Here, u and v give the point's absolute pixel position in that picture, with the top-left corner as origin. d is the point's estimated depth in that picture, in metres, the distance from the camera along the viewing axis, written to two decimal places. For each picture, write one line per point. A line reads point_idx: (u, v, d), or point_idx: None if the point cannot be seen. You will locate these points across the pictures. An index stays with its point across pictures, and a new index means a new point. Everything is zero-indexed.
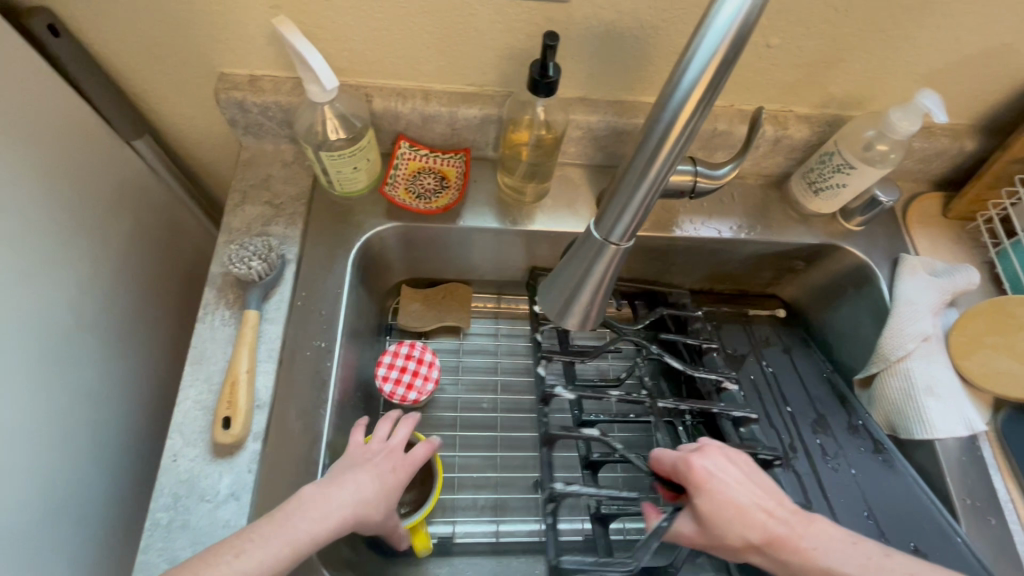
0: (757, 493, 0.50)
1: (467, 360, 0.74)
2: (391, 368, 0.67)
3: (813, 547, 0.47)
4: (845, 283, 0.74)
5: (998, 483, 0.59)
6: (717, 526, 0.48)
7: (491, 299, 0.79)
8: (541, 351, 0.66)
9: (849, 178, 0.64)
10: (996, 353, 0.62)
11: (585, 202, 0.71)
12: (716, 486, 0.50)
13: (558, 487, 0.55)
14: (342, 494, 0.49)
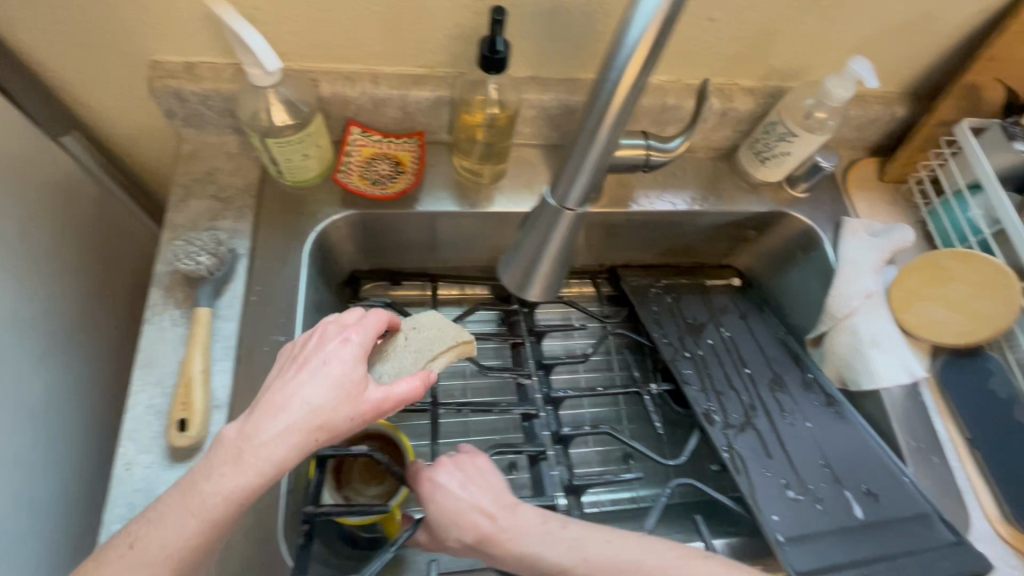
0: (478, 493, 0.49)
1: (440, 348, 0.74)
2: None
3: (512, 537, 0.46)
4: (794, 248, 0.78)
5: (938, 425, 0.63)
6: (439, 531, 0.48)
7: (455, 287, 0.78)
8: None
9: (792, 147, 0.67)
10: (933, 304, 0.66)
11: (542, 181, 0.72)
12: (438, 497, 0.49)
13: (308, 509, 0.53)
14: (291, 394, 0.42)
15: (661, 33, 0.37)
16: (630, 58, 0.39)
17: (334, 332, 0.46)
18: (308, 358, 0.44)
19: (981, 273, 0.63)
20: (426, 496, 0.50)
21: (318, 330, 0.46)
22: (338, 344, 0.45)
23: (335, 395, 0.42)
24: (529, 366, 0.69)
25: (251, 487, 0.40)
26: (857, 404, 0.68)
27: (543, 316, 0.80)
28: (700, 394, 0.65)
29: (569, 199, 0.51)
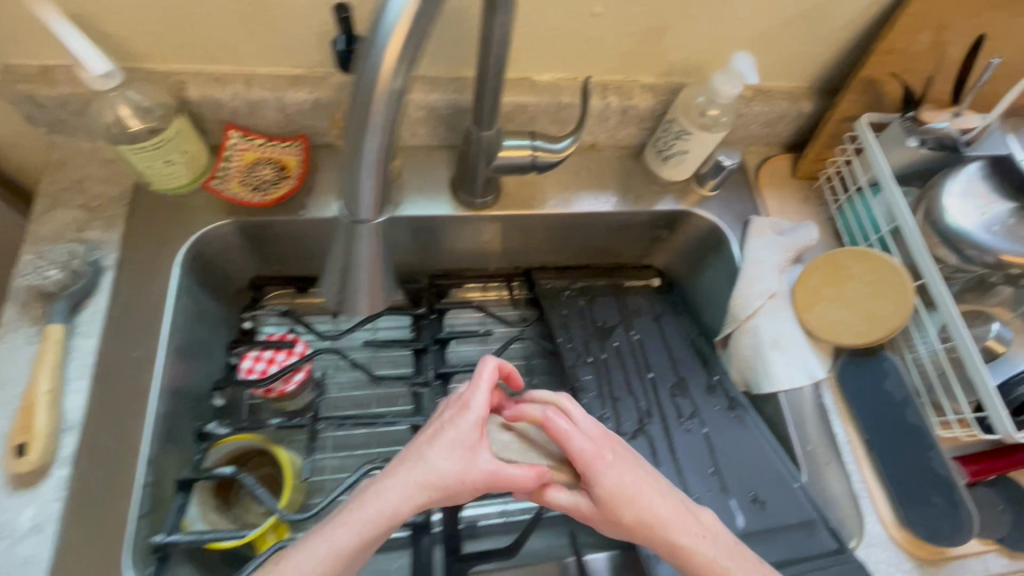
0: (594, 432, 0.49)
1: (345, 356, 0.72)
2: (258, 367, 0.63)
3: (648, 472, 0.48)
4: (706, 247, 0.76)
5: (837, 427, 0.63)
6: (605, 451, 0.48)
7: None
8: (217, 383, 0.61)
9: (688, 145, 0.65)
10: (833, 303, 0.64)
11: (440, 182, 0.69)
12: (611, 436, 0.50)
13: (155, 539, 0.49)
14: (427, 469, 0.43)
15: (412, 35, 0.35)
16: (381, 59, 0.36)
17: (448, 407, 0.48)
18: (425, 438, 0.46)
19: (878, 272, 0.62)
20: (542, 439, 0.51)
21: (450, 402, 0.49)
22: (461, 415, 0.46)
23: (466, 462, 0.44)
24: (426, 375, 0.67)
25: (372, 537, 0.42)
26: (759, 407, 0.67)
27: (454, 321, 0.78)
28: (594, 402, 0.64)
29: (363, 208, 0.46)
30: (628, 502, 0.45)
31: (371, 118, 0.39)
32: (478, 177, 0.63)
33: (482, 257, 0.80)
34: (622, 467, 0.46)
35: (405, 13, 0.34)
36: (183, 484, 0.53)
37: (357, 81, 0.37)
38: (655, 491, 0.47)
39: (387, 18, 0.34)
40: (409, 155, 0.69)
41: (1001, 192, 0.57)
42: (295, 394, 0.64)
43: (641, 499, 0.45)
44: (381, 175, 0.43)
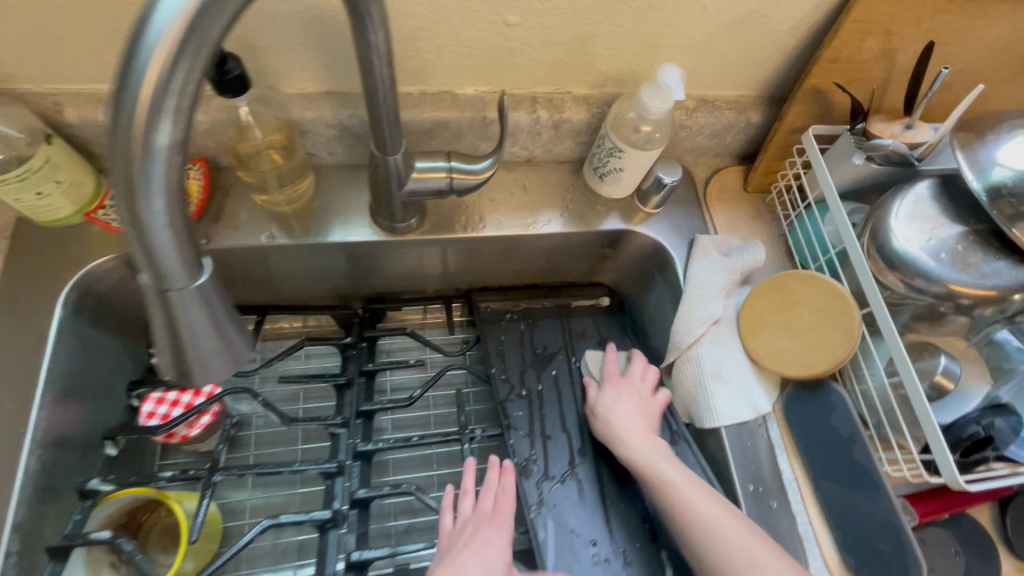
0: (634, 407, 0.61)
1: (268, 390, 0.68)
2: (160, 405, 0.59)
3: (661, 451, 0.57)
4: (654, 266, 0.71)
5: (783, 463, 0.58)
6: (615, 416, 0.60)
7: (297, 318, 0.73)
8: (107, 431, 0.56)
9: (623, 163, 0.61)
10: (778, 331, 0.60)
11: (360, 204, 0.64)
12: (611, 402, 0.62)
13: None
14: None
15: (187, 62, 0.27)
16: (144, 87, 0.26)
17: (476, 524, 0.51)
18: (461, 556, 0.48)
19: (825, 298, 0.57)
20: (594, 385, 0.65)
21: (472, 519, 0.51)
22: (490, 530, 0.50)
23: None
24: (346, 415, 0.62)
25: None
26: (701, 441, 0.63)
27: (388, 349, 0.74)
28: (522, 441, 0.61)
29: (169, 264, 0.30)
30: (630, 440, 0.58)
31: (140, 133, 0.27)
32: (394, 201, 0.58)
33: (419, 279, 0.74)
34: (637, 405, 0.61)
35: (171, 30, 0.26)
36: (54, 553, 0.49)
37: (113, 126, 0.27)
38: (653, 440, 0.59)
39: (145, 46, 0.26)
40: (327, 176, 0.65)
41: (950, 215, 0.52)
42: (200, 437, 0.61)
43: (651, 459, 0.57)
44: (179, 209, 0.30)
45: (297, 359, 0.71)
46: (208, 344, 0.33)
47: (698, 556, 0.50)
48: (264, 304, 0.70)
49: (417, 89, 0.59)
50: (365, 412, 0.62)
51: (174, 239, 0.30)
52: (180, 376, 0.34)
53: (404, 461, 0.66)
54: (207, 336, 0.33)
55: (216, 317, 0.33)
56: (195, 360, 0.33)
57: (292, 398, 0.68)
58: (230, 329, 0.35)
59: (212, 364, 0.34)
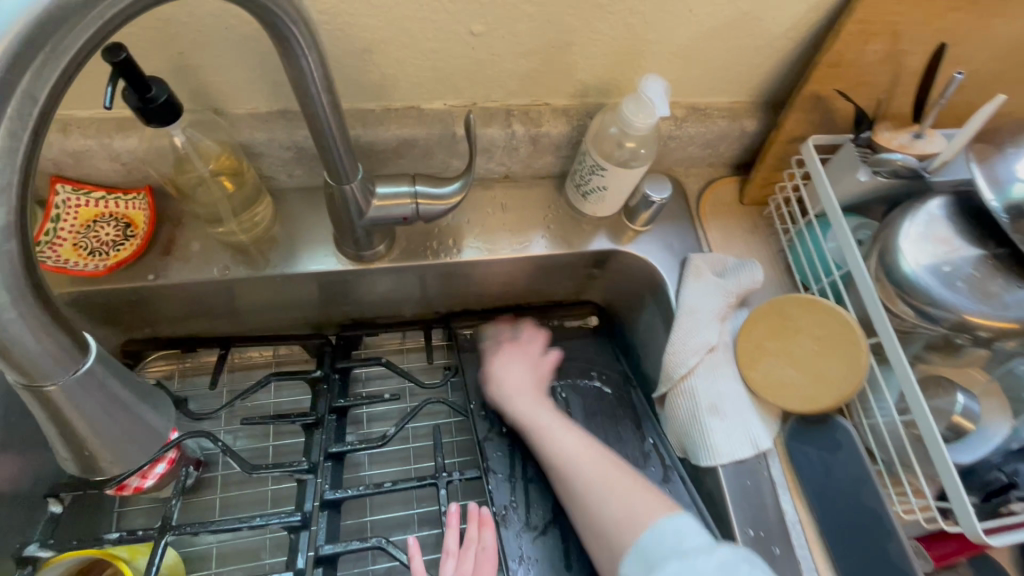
0: (527, 372, 0.64)
1: (234, 429, 0.63)
2: None
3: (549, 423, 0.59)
4: (644, 286, 0.66)
5: (786, 504, 0.54)
6: (505, 386, 0.62)
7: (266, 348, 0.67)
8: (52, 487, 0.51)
9: (605, 181, 0.56)
10: (778, 360, 0.55)
11: (324, 229, 0.59)
12: (509, 358, 0.65)
13: None
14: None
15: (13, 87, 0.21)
16: None
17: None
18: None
19: (828, 326, 0.53)
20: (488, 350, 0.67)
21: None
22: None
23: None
24: (313, 458, 0.57)
25: None
26: (697, 478, 0.58)
27: (365, 378, 0.68)
28: (502, 485, 0.58)
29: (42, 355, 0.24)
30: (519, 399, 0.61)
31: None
32: (356, 229, 0.54)
33: (395, 303, 0.68)
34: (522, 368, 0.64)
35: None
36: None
37: None
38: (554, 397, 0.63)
39: None
40: (287, 200, 0.60)
41: (965, 236, 0.47)
42: (157, 485, 0.55)
43: (535, 413, 0.60)
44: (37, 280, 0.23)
45: (266, 392, 0.65)
46: (116, 435, 0.28)
47: (573, 495, 0.54)
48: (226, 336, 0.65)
49: (379, 105, 0.55)
50: (334, 455, 0.57)
51: (44, 337, 0.23)
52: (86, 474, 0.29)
53: (383, 502, 0.61)
54: (111, 428, 0.27)
55: (118, 400, 0.27)
56: (100, 452, 0.28)
57: (261, 437, 0.63)
58: (139, 407, 0.29)
59: (123, 453, 0.29)
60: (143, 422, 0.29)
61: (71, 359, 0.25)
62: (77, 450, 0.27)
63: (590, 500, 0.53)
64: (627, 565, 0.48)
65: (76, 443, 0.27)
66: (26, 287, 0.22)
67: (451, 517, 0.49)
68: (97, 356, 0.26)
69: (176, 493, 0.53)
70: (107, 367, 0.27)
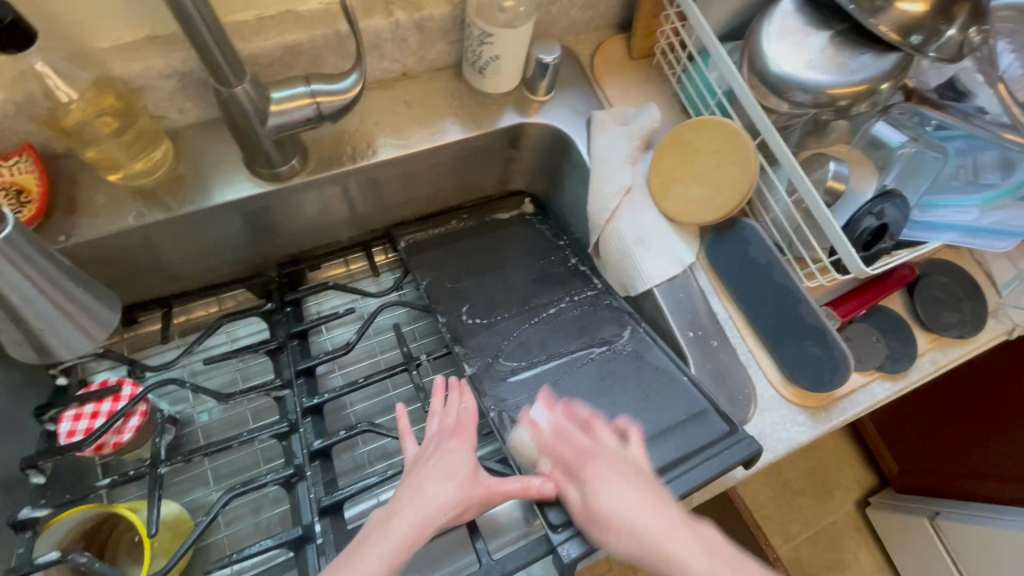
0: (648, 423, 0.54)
1: (202, 379, 0.64)
2: (80, 419, 0.54)
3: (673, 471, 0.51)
4: (560, 156, 0.70)
5: (716, 305, 0.61)
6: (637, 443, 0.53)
7: (212, 302, 0.67)
8: (26, 459, 0.50)
9: (496, 50, 0.58)
10: (686, 183, 0.61)
11: (233, 159, 0.58)
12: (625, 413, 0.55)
13: None
14: (425, 499, 0.46)
15: None
16: None
17: (440, 440, 0.50)
18: (427, 470, 0.48)
19: (719, 138, 0.58)
20: (547, 470, 0.50)
21: (435, 434, 0.51)
22: (453, 440, 0.50)
23: (465, 488, 0.47)
24: (286, 376, 0.59)
25: (420, 536, 0.44)
26: (641, 310, 0.64)
27: (318, 307, 0.69)
28: (470, 355, 0.61)
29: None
30: (668, 545, 0.42)
31: None
32: (263, 141, 0.53)
33: (329, 228, 0.69)
34: (631, 481, 0.46)
35: None
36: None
37: None
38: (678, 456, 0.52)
39: None
40: (187, 138, 0.58)
41: (817, 25, 0.53)
42: (137, 441, 0.55)
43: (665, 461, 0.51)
44: None
45: (223, 341, 0.66)
46: (57, 318, 0.39)
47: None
48: (169, 296, 0.64)
49: (254, 14, 0.54)
50: (304, 369, 0.60)
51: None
52: (40, 353, 0.40)
53: (365, 411, 0.63)
54: (51, 310, 0.39)
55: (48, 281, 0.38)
56: (44, 329, 0.39)
57: (230, 383, 0.64)
58: (77, 292, 0.40)
59: (64, 333, 0.40)
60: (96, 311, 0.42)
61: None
62: (25, 329, 0.38)
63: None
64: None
65: (21, 322, 0.38)
66: None
67: (437, 385, 0.54)
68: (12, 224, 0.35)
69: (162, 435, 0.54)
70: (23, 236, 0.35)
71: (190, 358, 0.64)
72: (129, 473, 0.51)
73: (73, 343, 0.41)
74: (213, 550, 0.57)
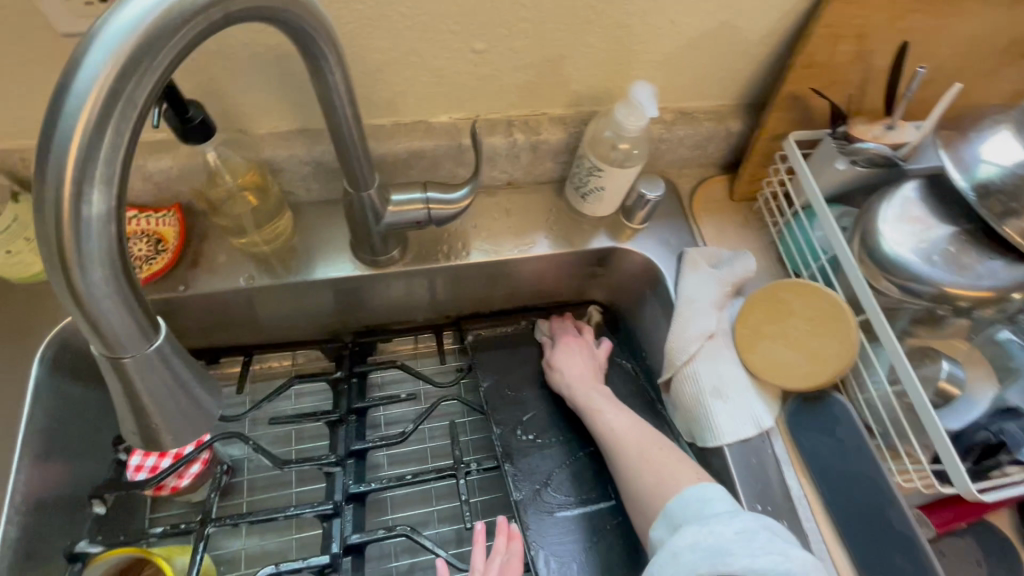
0: (579, 356, 0.67)
1: (259, 433, 0.65)
2: (149, 454, 0.56)
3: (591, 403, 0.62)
4: (645, 281, 0.70)
5: (791, 479, 0.56)
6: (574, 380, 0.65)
7: (287, 356, 0.70)
8: (96, 488, 0.54)
9: (603, 181, 0.60)
10: (775, 342, 0.58)
11: (341, 239, 0.63)
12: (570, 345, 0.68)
13: None
14: None
15: (127, 89, 0.25)
16: (76, 122, 0.25)
17: None
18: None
19: (818, 306, 0.56)
20: (547, 343, 0.70)
21: None
22: None
23: None
24: (338, 453, 0.60)
25: None
26: (703, 461, 0.61)
27: (381, 382, 0.70)
28: (519, 478, 0.59)
29: (122, 336, 0.28)
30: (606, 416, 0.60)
31: (87, 151, 0.25)
32: (372, 233, 0.58)
33: (408, 309, 0.72)
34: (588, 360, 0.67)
35: (116, 50, 0.25)
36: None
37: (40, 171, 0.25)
38: (590, 384, 0.64)
39: (78, 81, 0.25)
40: (307, 213, 0.64)
41: (940, 217, 0.51)
42: (192, 485, 0.58)
43: (591, 399, 0.62)
44: (103, 245, 0.26)
45: (287, 399, 0.68)
46: (175, 414, 0.32)
47: (624, 483, 0.55)
48: (254, 344, 0.69)
49: (391, 121, 0.59)
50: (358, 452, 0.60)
51: (112, 289, 0.27)
52: (147, 446, 0.32)
53: (403, 500, 0.63)
54: (175, 413, 0.32)
55: (181, 379, 0.31)
56: (161, 427, 0.32)
57: (284, 444, 0.65)
58: (198, 392, 0.33)
59: (180, 434, 0.32)
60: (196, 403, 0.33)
61: (137, 324, 0.28)
62: (140, 421, 0.31)
63: (649, 503, 0.53)
64: (656, 532, 0.51)
65: (141, 414, 0.31)
66: (114, 259, 0.27)
67: (477, 534, 0.52)
68: (165, 335, 0.30)
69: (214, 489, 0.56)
70: (172, 345, 0.31)
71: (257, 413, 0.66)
72: (179, 526, 0.54)
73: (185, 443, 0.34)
74: None
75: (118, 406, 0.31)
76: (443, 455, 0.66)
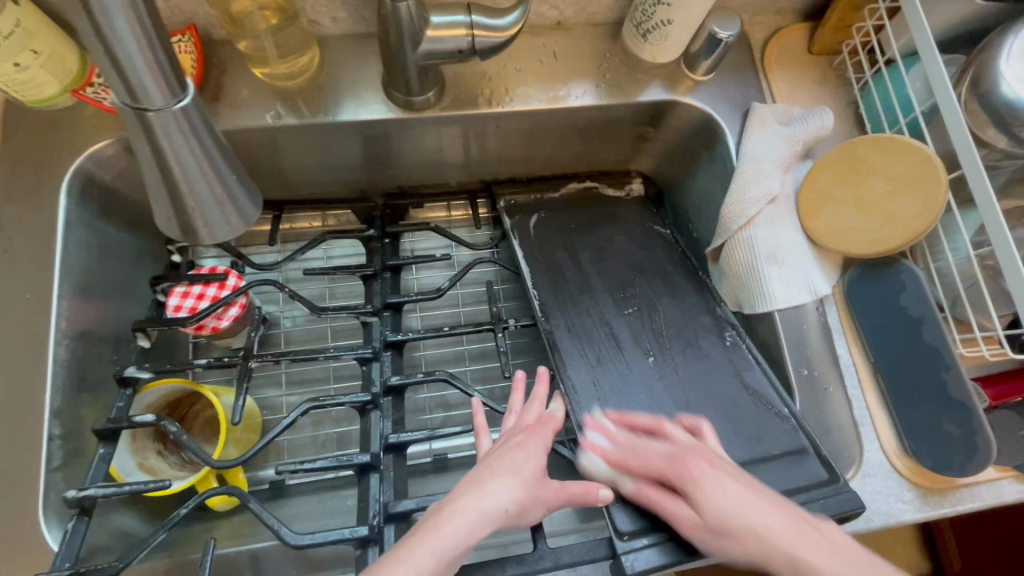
0: (707, 470, 0.45)
1: (295, 287, 0.65)
2: (187, 297, 0.56)
3: (773, 540, 0.41)
4: (702, 143, 0.63)
5: (840, 347, 0.54)
6: (723, 528, 0.42)
7: (316, 217, 0.68)
8: (137, 323, 0.54)
9: (670, 13, 0.52)
10: (845, 207, 0.53)
11: (371, 79, 0.57)
12: (693, 482, 0.44)
13: (70, 494, 0.44)
14: (483, 492, 0.42)
15: None
16: None
17: (516, 433, 0.48)
18: (491, 463, 0.44)
19: (904, 163, 0.51)
20: (621, 477, 0.48)
21: (514, 429, 0.49)
22: (525, 436, 0.47)
23: (531, 488, 0.43)
24: (375, 304, 0.59)
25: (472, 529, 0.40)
26: (750, 329, 0.59)
27: (413, 245, 0.69)
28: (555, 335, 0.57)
29: (158, 100, 0.33)
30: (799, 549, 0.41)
31: None
32: (408, 66, 0.52)
33: (442, 168, 0.67)
34: (740, 483, 0.44)
35: None
36: (102, 435, 0.48)
37: None
38: (764, 503, 0.43)
39: None
40: (332, 49, 0.58)
41: None
42: (232, 330, 0.58)
43: (769, 531, 0.42)
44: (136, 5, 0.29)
45: (320, 257, 0.67)
46: (208, 197, 0.38)
47: None
48: (283, 197, 0.66)
49: None
50: (394, 305, 0.59)
51: (147, 62, 0.31)
52: (185, 234, 0.39)
53: (436, 358, 0.64)
54: (210, 199, 0.38)
55: (207, 157, 0.36)
56: (195, 210, 0.38)
57: (318, 298, 0.65)
58: (227, 178, 0.38)
59: (213, 216, 0.39)
60: (228, 195, 0.39)
61: (170, 94, 0.33)
62: (177, 205, 0.37)
63: None
64: None
65: (177, 196, 0.37)
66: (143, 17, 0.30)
67: (516, 380, 0.52)
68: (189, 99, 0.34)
69: (255, 330, 0.56)
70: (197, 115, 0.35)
71: (289, 267, 0.66)
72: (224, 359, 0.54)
73: (216, 231, 0.39)
74: (272, 451, 0.59)
75: (153, 183, 0.37)
76: (477, 318, 0.65)
